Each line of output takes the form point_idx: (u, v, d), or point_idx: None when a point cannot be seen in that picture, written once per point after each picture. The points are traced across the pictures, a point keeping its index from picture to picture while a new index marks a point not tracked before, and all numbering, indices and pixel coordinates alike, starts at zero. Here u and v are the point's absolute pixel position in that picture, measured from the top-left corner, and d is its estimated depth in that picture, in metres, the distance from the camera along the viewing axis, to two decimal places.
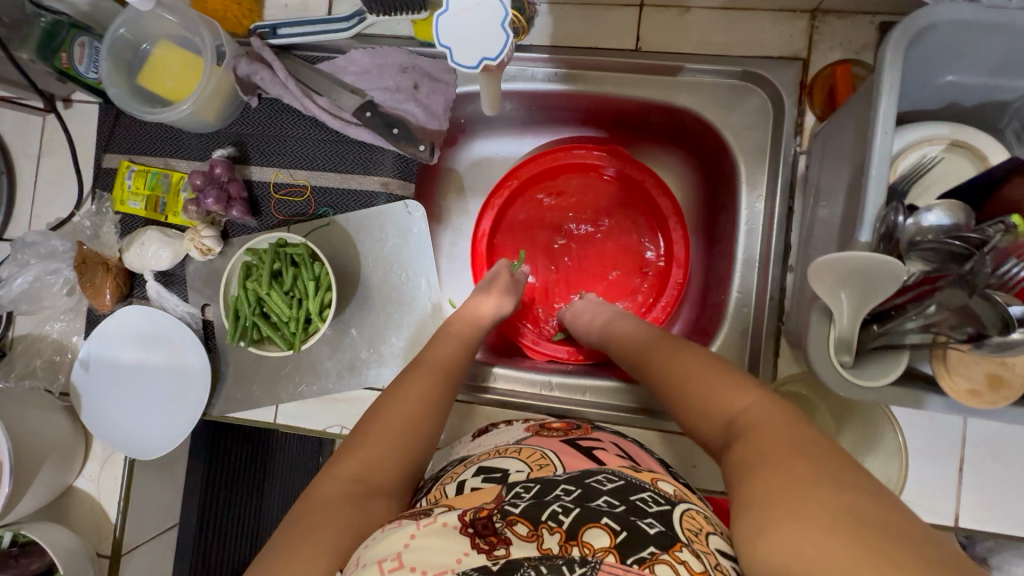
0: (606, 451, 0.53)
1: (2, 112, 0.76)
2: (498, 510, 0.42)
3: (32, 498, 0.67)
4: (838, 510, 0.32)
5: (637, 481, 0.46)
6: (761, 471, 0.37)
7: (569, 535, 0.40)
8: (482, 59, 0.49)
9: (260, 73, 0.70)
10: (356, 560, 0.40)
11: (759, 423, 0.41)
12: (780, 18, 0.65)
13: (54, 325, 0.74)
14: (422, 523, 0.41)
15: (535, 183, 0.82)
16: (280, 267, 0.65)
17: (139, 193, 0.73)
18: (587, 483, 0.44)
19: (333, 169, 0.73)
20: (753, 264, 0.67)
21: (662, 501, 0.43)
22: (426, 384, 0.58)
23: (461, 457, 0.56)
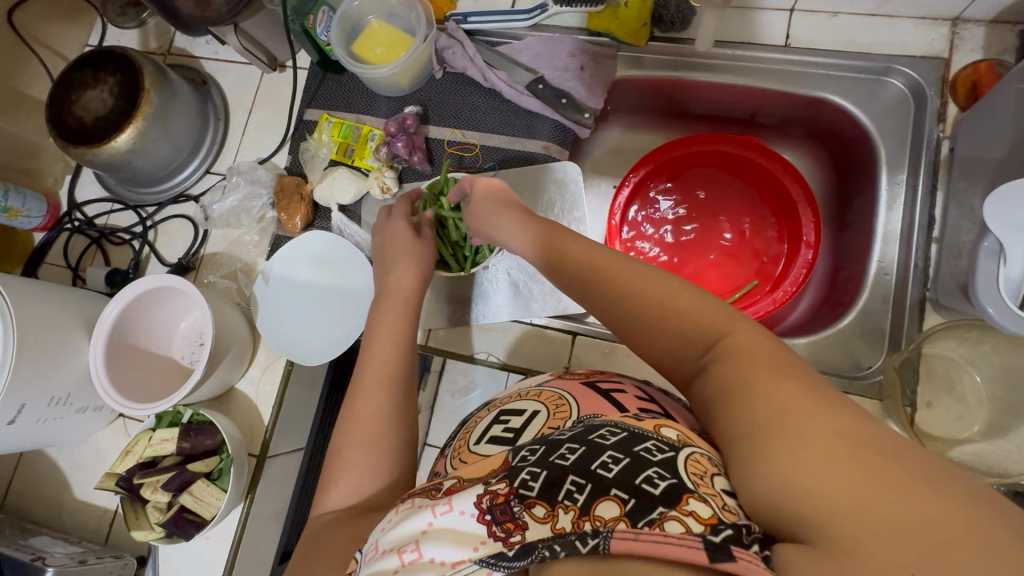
0: (625, 394, 0.51)
1: (230, 73, 0.93)
2: (515, 493, 0.38)
3: (210, 385, 0.75)
4: (830, 432, 0.31)
5: (640, 430, 0.41)
6: (750, 402, 0.35)
7: (583, 511, 0.36)
8: None
9: (453, 48, 0.83)
10: (375, 545, 0.41)
11: (740, 346, 0.39)
12: (922, 23, 0.72)
13: (243, 244, 0.85)
14: (436, 509, 0.39)
15: (663, 170, 0.90)
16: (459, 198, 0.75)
17: (334, 140, 0.85)
18: (591, 439, 0.41)
19: (501, 132, 0.83)
20: (893, 238, 0.72)
21: (667, 448, 0.39)
22: (370, 402, 0.56)
23: (483, 403, 0.61)
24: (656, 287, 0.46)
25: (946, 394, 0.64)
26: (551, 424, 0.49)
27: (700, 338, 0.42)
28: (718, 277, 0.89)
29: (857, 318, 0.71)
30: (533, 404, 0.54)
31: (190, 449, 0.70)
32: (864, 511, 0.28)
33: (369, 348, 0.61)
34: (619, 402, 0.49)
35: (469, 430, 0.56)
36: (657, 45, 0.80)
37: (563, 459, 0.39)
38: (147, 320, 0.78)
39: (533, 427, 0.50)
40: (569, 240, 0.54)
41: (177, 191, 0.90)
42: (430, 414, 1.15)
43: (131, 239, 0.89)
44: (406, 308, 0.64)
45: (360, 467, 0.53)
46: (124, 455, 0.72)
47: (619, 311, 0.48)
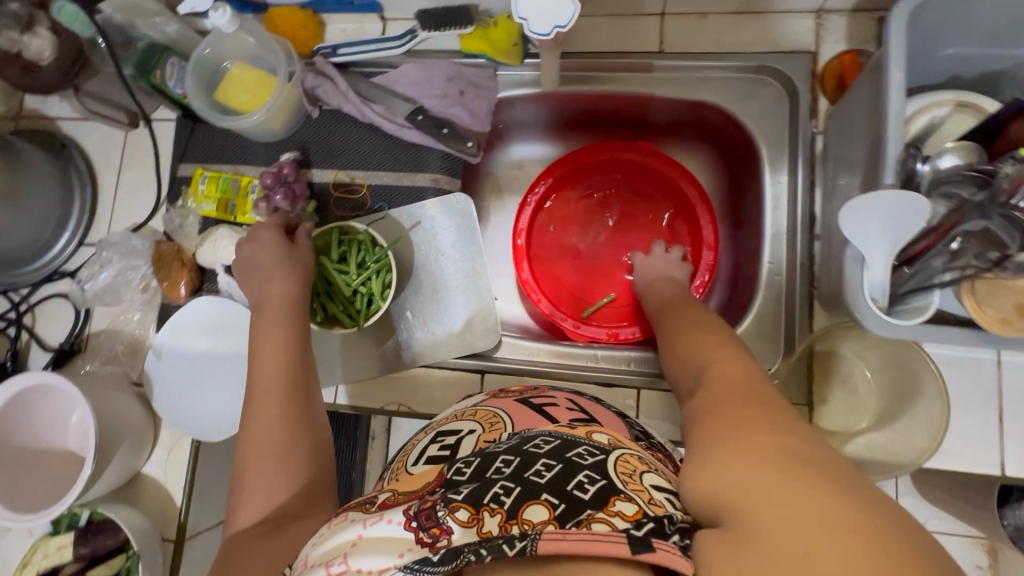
0: (556, 407, 0.57)
1: (91, 132, 0.86)
2: (441, 498, 0.41)
3: (108, 479, 0.71)
4: (774, 446, 0.35)
5: (572, 437, 0.47)
6: (712, 420, 0.40)
7: (510, 515, 0.39)
8: (555, 26, 0.57)
9: (324, 85, 0.79)
10: (304, 558, 0.43)
11: (724, 380, 0.45)
12: (788, 18, 0.72)
13: (130, 319, 0.80)
14: (367, 521, 0.42)
15: (565, 183, 0.89)
16: (346, 251, 0.72)
17: (212, 196, 0.80)
18: (525, 449, 0.45)
19: (388, 168, 0.80)
20: (782, 237, 0.72)
21: (597, 452, 0.44)
22: (270, 413, 0.55)
23: (423, 425, 0.63)
24: (705, 338, 0.53)
25: (841, 388, 0.66)
26: (487, 438, 0.53)
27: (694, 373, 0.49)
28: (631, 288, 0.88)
29: (754, 320, 0.71)
30: (466, 424, 0.57)
31: (90, 553, 0.67)
32: (780, 505, 0.31)
33: (257, 353, 0.60)
34: (550, 414, 0.55)
35: (407, 453, 0.58)
36: (534, 62, 0.78)
37: (500, 472, 0.43)
38: (30, 416, 0.73)
39: (467, 443, 0.53)
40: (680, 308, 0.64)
41: (49, 268, 0.83)
42: (386, 436, 1.20)
43: (6, 326, 0.82)
44: (291, 315, 0.63)
45: (268, 485, 0.51)
46: (22, 568, 0.68)
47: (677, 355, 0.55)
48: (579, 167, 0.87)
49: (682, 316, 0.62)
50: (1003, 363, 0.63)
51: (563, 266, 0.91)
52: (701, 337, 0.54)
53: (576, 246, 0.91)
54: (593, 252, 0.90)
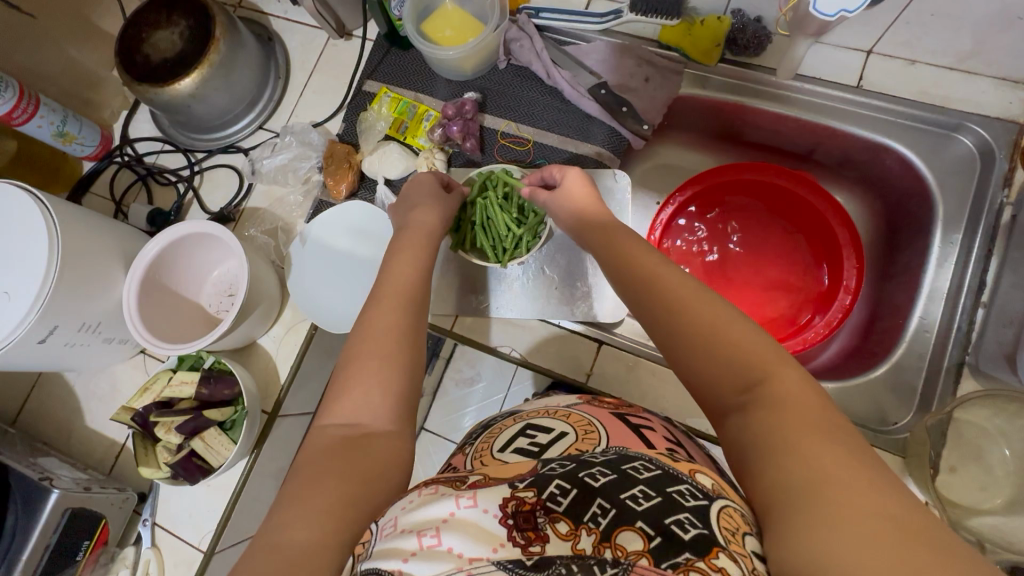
0: (654, 433, 0.52)
1: (296, 34, 0.93)
2: (541, 504, 0.39)
3: (235, 337, 0.75)
4: (877, 509, 0.30)
5: (675, 471, 0.42)
6: (789, 461, 0.34)
7: (604, 537, 0.37)
8: (841, 9, 0.53)
9: (522, 41, 0.83)
10: (394, 521, 0.39)
11: (787, 402, 0.37)
12: (1001, 85, 0.71)
13: (286, 206, 0.86)
14: (460, 501, 0.39)
15: (711, 192, 0.88)
16: (509, 191, 0.76)
17: (391, 114, 0.86)
18: (623, 469, 0.42)
19: (556, 131, 0.83)
20: (939, 296, 0.71)
21: (701, 495, 0.39)
22: (390, 316, 0.53)
23: (510, 412, 0.60)
24: (725, 328, 0.43)
25: (971, 462, 0.63)
26: (579, 447, 0.49)
27: (741, 373, 0.41)
28: (748, 308, 0.88)
29: (891, 371, 0.71)
30: (560, 425, 0.54)
31: (207, 396, 0.71)
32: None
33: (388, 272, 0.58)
34: (647, 437, 0.50)
35: (493, 435, 0.56)
36: (727, 68, 0.80)
37: (592, 478, 0.41)
38: (182, 262, 0.79)
39: (560, 446, 0.50)
40: (670, 284, 0.48)
41: (227, 141, 0.91)
42: (432, 399, 1.15)
43: (178, 181, 0.90)
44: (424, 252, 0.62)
45: (374, 391, 0.48)
46: (142, 392, 0.72)
47: (688, 350, 0.44)
48: (731, 180, 0.86)
49: (676, 282, 0.48)
50: None
51: (684, 268, 0.91)
52: (714, 324, 0.43)
53: (705, 255, 0.91)
54: (719, 262, 0.91)
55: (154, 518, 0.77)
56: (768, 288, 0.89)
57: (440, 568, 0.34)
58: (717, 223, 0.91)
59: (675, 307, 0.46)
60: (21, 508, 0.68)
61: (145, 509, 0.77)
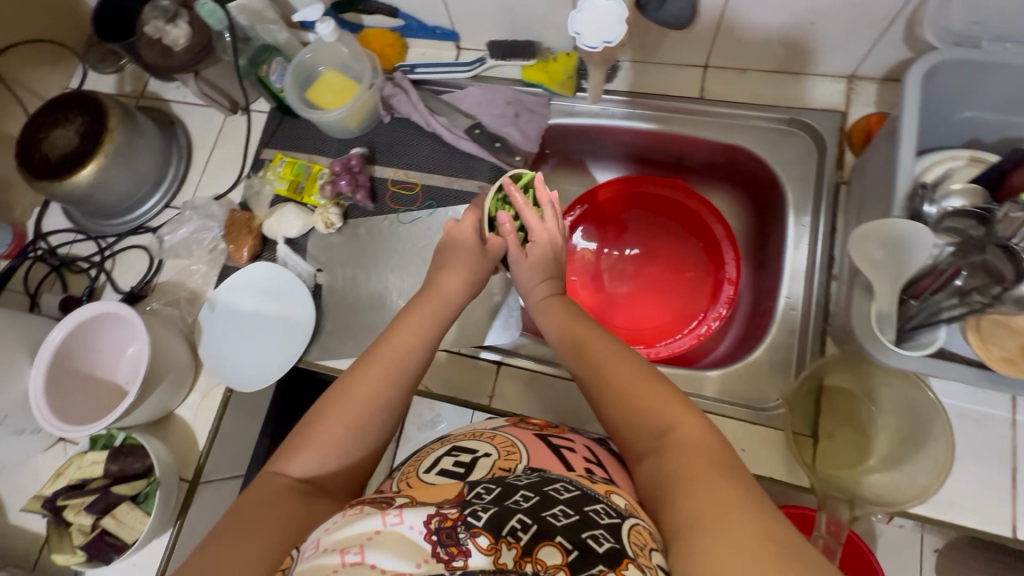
0: (574, 453, 0.54)
1: (196, 115, 0.99)
2: (463, 520, 0.40)
3: (145, 410, 0.76)
4: (756, 531, 0.36)
5: (592, 491, 0.45)
6: (687, 497, 0.41)
7: (525, 551, 0.39)
8: (603, 41, 0.61)
9: (398, 96, 0.90)
10: (315, 543, 0.41)
11: (688, 444, 0.45)
12: (822, 80, 0.79)
13: (195, 276, 0.89)
14: (388, 519, 0.41)
15: (599, 209, 0.95)
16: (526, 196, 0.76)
17: (286, 177, 0.90)
18: (545, 490, 0.44)
19: (441, 172, 0.89)
20: (800, 275, 0.76)
21: (614, 514, 0.42)
22: (372, 387, 0.56)
23: (439, 436, 0.63)
24: (639, 397, 0.51)
25: (845, 426, 0.67)
26: (502, 465, 0.52)
27: (654, 425, 0.48)
28: (646, 315, 0.92)
29: (767, 350, 0.75)
30: (484, 446, 0.56)
31: (118, 471, 0.72)
32: None
33: (387, 340, 0.61)
34: (567, 460, 0.52)
35: (420, 459, 0.58)
36: (584, 96, 0.87)
37: (518, 504, 0.42)
38: (92, 345, 0.81)
39: (481, 465, 0.52)
40: (598, 353, 0.57)
41: (136, 222, 0.95)
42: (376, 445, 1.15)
43: (89, 268, 0.93)
44: (434, 320, 0.65)
45: (328, 448, 0.52)
46: (55, 477, 0.73)
47: (611, 405, 0.52)
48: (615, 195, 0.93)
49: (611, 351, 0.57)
50: (1017, 424, 0.63)
51: (581, 286, 0.95)
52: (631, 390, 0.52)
53: (601, 273, 0.96)
54: (616, 276, 0.95)
55: None
56: (667, 291, 0.93)
57: None
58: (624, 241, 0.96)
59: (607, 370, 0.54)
60: None
61: None
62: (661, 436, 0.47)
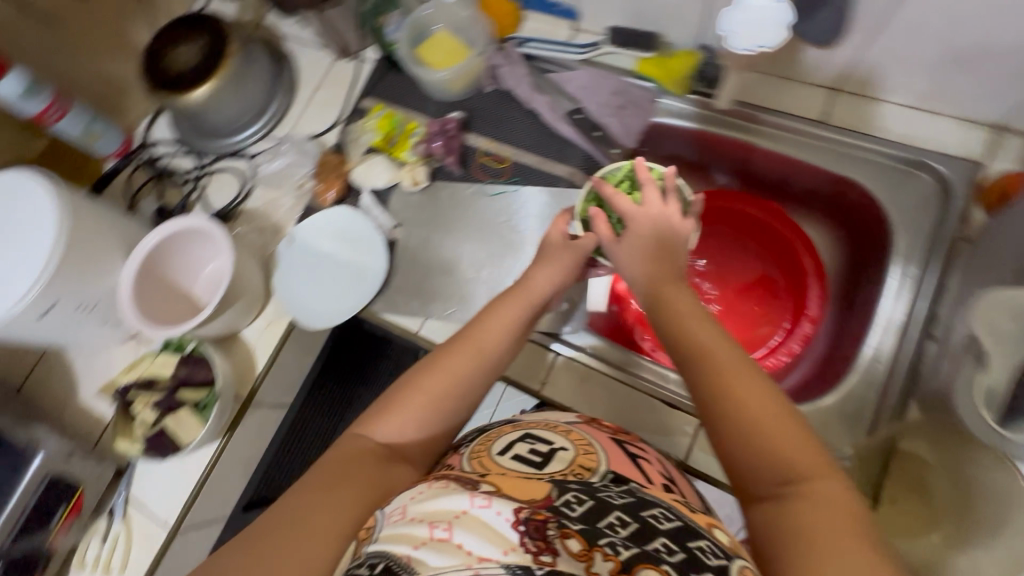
0: (648, 465, 0.59)
1: (306, 53, 1.01)
2: (555, 520, 0.44)
3: (215, 326, 0.80)
4: None
5: (693, 525, 0.47)
6: (823, 560, 0.39)
7: (622, 566, 0.41)
8: (758, 46, 0.66)
9: (506, 67, 0.90)
10: (402, 510, 0.45)
11: (829, 506, 0.42)
12: (965, 125, 0.73)
13: (280, 208, 0.92)
14: (475, 501, 0.44)
15: None
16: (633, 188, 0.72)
17: (381, 129, 0.91)
18: (644, 518, 0.47)
19: (534, 151, 0.88)
20: (892, 327, 0.72)
21: (721, 555, 0.43)
22: (456, 366, 0.60)
23: (509, 421, 0.65)
24: (772, 425, 0.46)
25: (911, 495, 0.64)
26: (583, 462, 0.55)
27: (785, 473, 0.44)
28: None
29: (839, 399, 0.72)
30: (561, 440, 0.59)
31: (185, 376, 0.76)
32: None
33: (482, 323, 0.63)
34: (645, 470, 0.57)
35: (491, 439, 0.61)
36: (694, 99, 0.83)
37: (613, 528, 0.45)
38: (180, 255, 0.86)
39: (560, 458, 0.56)
40: (727, 369, 0.50)
41: (235, 147, 0.98)
42: None
43: (187, 182, 0.98)
44: (526, 310, 0.65)
45: (410, 419, 0.58)
46: (128, 370, 0.78)
47: (736, 433, 0.47)
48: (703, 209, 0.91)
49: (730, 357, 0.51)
50: None
51: None
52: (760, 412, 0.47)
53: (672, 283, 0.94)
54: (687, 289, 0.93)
55: (129, 492, 0.82)
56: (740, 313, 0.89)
57: (449, 560, 0.40)
58: (707, 255, 0.93)
59: (733, 391, 0.48)
60: (7, 468, 0.74)
61: (121, 483, 0.82)
62: (795, 486, 0.43)
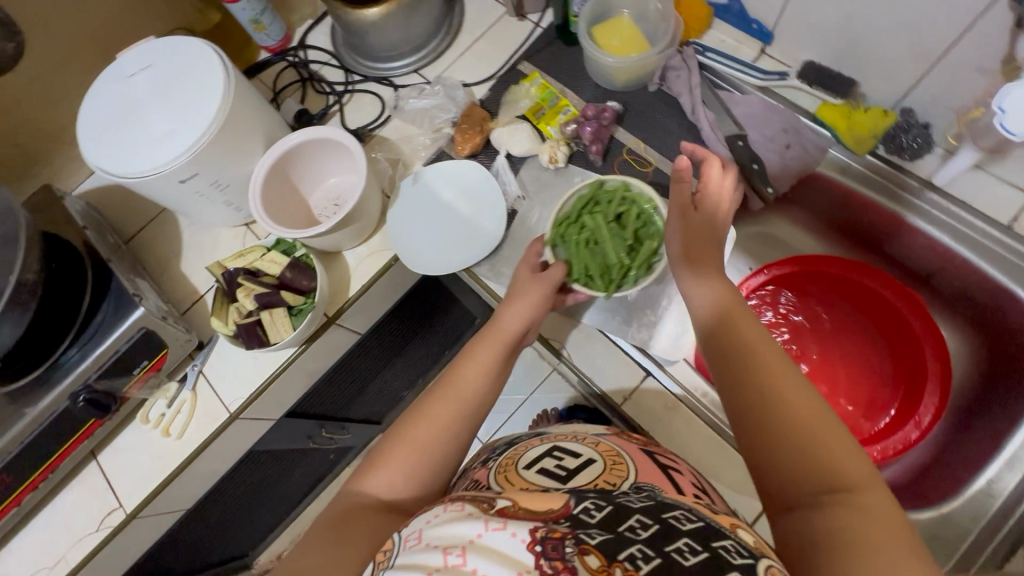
0: (680, 475, 0.60)
1: (477, 1, 0.99)
2: (572, 536, 0.41)
3: (327, 240, 0.81)
4: None
5: (718, 526, 0.45)
6: (868, 536, 0.39)
7: None
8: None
9: (679, 71, 0.85)
10: (419, 535, 0.43)
11: (862, 500, 0.42)
12: None
13: (413, 146, 0.92)
14: (489, 524, 0.42)
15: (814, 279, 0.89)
16: (621, 210, 0.78)
17: (534, 97, 0.90)
18: (666, 520, 0.44)
19: (681, 165, 0.84)
20: (1014, 467, 0.75)
21: (747, 556, 0.40)
22: (440, 412, 0.60)
23: (540, 432, 0.71)
24: (811, 412, 0.48)
25: None
26: (610, 476, 0.56)
27: (821, 466, 0.45)
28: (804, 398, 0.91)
29: (936, 517, 0.77)
30: (588, 452, 0.63)
31: (288, 280, 0.77)
32: None
33: (457, 372, 0.64)
34: (674, 480, 0.58)
35: (519, 454, 0.65)
36: (873, 161, 0.80)
37: (633, 531, 0.42)
38: (310, 161, 0.88)
39: (588, 471, 0.58)
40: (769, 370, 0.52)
41: (383, 74, 0.98)
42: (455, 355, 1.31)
43: (330, 93, 0.99)
44: (500, 350, 0.67)
45: (401, 468, 0.56)
46: (237, 256, 0.80)
47: (769, 423, 0.49)
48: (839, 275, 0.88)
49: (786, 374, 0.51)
50: None
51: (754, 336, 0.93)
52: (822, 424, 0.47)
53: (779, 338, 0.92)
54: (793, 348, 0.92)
55: (202, 367, 0.86)
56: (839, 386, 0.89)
57: None
58: (823, 318, 0.92)
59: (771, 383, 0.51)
60: (111, 310, 0.78)
61: (198, 356, 0.86)
62: (815, 462, 0.45)
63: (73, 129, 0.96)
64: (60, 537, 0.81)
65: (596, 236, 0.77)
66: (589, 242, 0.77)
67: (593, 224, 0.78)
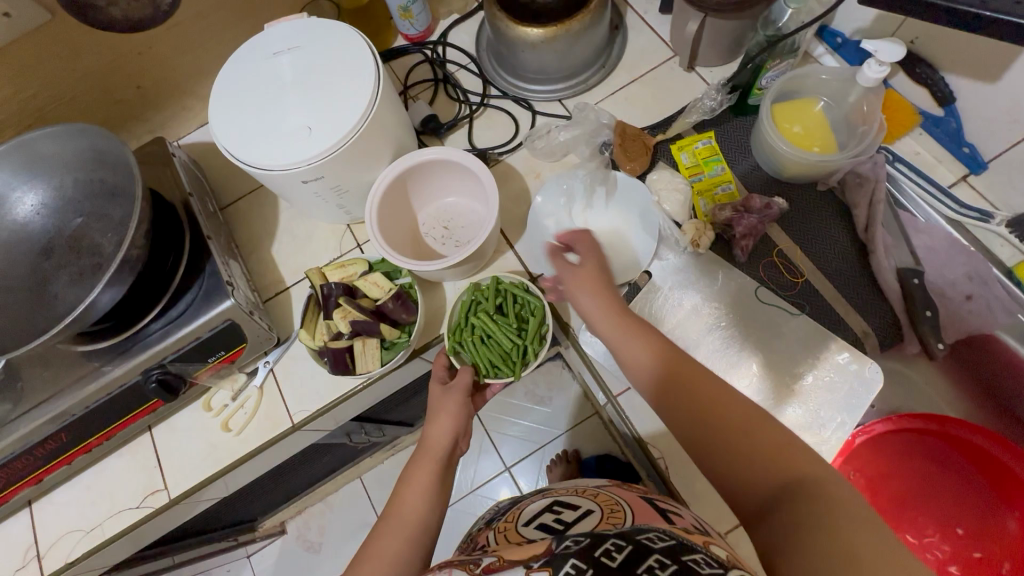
0: (679, 518, 0.57)
1: (639, 34, 0.88)
2: None
3: (437, 273, 0.75)
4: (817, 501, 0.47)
5: (690, 542, 0.48)
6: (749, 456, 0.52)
7: None
8: None
9: (861, 178, 0.79)
10: None
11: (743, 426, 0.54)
12: None
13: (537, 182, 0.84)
14: None
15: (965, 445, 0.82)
16: (499, 300, 0.75)
17: (697, 159, 0.83)
18: (639, 541, 0.46)
19: (834, 285, 0.79)
20: None
21: (716, 565, 0.44)
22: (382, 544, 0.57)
23: (540, 490, 0.71)
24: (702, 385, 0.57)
25: None
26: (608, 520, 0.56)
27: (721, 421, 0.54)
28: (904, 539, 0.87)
29: None
30: (586, 504, 0.62)
31: (388, 309, 0.72)
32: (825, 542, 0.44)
33: (396, 499, 0.62)
34: (670, 517, 0.56)
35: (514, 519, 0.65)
36: None
37: (609, 556, 0.44)
38: (431, 179, 0.81)
39: (587, 521, 0.57)
40: (672, 361, 0.60)
41: (522, 94, 0.90)
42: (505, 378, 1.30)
43: (464, 103, 0.91)
44: (435, 471, 0.63)
45: None
46: (336, 267, 0.75)
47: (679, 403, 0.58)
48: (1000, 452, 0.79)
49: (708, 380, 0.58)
50: None
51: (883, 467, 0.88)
52: (781, 486, 0.49)
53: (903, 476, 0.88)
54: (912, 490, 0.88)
55: (274, 365, 0.82)
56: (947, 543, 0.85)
57: None
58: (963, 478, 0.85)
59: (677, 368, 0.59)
60: (201, 295, 0.73)
61: (273, 353, 0.82)
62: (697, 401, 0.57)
63: (193, 81, 0.91)
64: (100, 503, 0.79)
65: (487, 330, 0.73)
66: (482, 338, 0.73)
67: (481, 322, 0.73)
